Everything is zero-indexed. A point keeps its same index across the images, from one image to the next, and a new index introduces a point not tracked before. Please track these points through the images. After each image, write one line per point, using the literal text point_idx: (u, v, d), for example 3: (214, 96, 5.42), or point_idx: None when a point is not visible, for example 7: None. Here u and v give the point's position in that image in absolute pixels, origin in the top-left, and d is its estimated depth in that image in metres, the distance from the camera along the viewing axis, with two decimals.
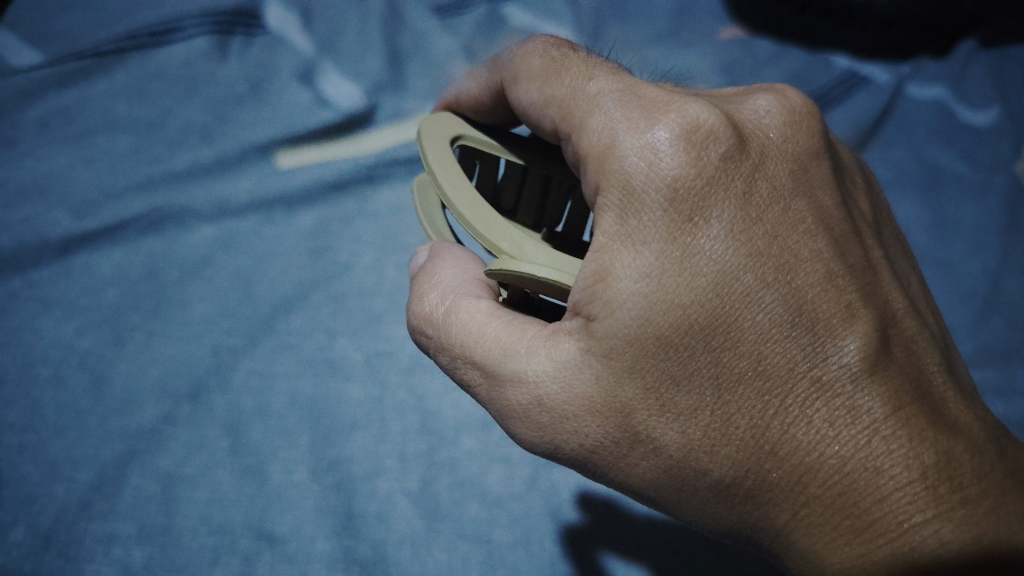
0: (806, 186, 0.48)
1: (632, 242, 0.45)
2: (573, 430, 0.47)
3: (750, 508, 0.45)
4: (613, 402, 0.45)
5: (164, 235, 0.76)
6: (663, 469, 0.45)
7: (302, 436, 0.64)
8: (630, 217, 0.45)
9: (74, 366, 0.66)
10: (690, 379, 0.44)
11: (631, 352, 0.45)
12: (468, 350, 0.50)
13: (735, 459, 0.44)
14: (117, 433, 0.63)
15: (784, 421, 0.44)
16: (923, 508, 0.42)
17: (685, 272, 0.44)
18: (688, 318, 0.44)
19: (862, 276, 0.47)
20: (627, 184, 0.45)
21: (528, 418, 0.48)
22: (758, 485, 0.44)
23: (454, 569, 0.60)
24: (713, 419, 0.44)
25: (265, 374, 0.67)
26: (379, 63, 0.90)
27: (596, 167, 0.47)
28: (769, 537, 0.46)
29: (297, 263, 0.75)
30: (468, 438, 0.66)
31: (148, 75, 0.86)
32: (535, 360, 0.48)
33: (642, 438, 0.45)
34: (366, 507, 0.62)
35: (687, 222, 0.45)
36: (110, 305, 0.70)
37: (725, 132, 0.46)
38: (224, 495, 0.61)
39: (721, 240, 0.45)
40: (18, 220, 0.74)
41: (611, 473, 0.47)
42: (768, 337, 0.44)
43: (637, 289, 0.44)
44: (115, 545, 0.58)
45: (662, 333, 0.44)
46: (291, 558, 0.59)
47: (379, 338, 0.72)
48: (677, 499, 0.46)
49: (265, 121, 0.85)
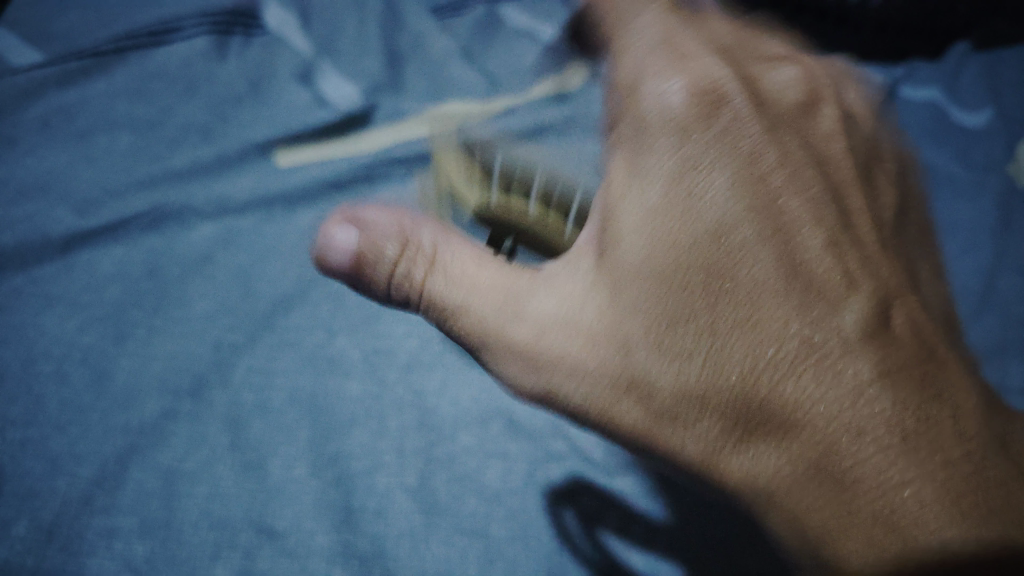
0: (813, 159, 0.52)
1: (642, 181, 0.47)
2: (569, 368, 0.48)
3: (740, 458, 0.46)
4: (615, 334, 0.47)
5: (165, 233, 0.77)
6: (658, 413, 0.47)
7: (301, 431, 0.65)
8: (639, 159, 0.48)
9: (76, 362, 0.67)
10: (688, 322, 0.46)
11: (635, 285, 0.47)
12: (459, 305, 0.50)
13: (727, 408, 0.45)
14: (119, 429, 0.64)
15: (775, 374, 0.45)
16: (905, 469, 0.42)
17: (689, 217, 0.47)
18: (691, 263, 0.46)
19: (860, 250, 0.50)
20: (641, 127, 0.49)
21: (519, 359, 0.49)
22: (747, 436, 0.45)
23: (452, 565, 0.60)
24: (709, 364, 0.46)
25: (265, 370, 0.68)
26: (377, 63, 0.91)
27: (623, 113, 0.51)
28: (756, 493, 0.46)
29: (296, 261, 0.76)
30: (465, 434, 0.66)
31: (149, 74, 0.87)
32: (540, 299, 0.49)
33: (637, 379, 0.47)
34: (364, 503, 0.62)
35: (695, 169, 0.48)
36: (112, 300, 0.71)
37: (737, 96, 0.51)
38: (225, 490, 0.61)
39: (725, 193, 0.48)
40: (20, 216, 0.75)
41: (599, 419, 0.48)
42: (762, 292, 0.46)
43: (642, 226, 0.47)
44: (118, 539, 0.59)
45: (666, 271, 0.46)
46: (291, 552, 0.59)
47: (377, 335, 0.72)
48: (671, 448, 0.47)
49: (265, 120, 0.86)
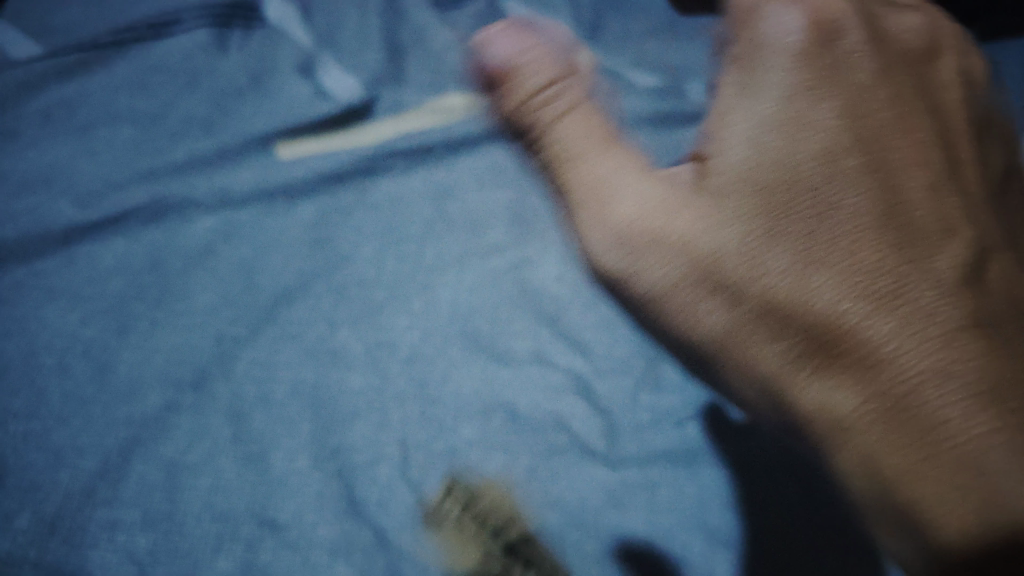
0: (931, 104, 0.51)
1: (744, 101, 0.48)
2: (655, 261, 0.48)
3: (819, 378, 0.45)
4: (704, 246, 0.47)
5: (166, 226, 0.77)
6: (734, 319, 0.47)
7: (303, 424, 0.65)
8: (748, 71, 0.49)
9: (77, 355, 0.68)
10: (784, 233, 0.46)
11: (733, 191, 0.47)
12: (567, 168, 0.52)
13: (812, 328, 0.45)
14: (120, 421, 0.64)
15: (863, 311, 0.44)
16: (977, 418, 0.41)
17: (795, 134, 0.47)
18: (797, 174, 0.46)
19: (972, 199, 0.49)
20: (762, 40, 0.49)
21: (607, 245, 0.50)
22: (828, 361, 0.45)
23: (455, 560, 0.59)
24: (800, 279, 0.45)
25: (266, 363, 0.68)
26: (378, 56, 0.91)
27: (739, 27, 0.50)
28: (827, 429, 0.45)
29: (298, 254, 0.76)
30: (466, 427, 0.66)
31: (149, 68, 0.87)
32: (626, 190, 0.50)
33: (722, 283, 0.47)
34: (366, 494, 0.62)
35: (806, 92, 0.47)
36: (114, 293, 0.72)
37: (857, 27, 0.50)
38: (227, 482, 0.62)
39: (834, 119, 0.47)
40: (22, 210, 0.75)
41: (681, 317, 0.49)
42: (858, 222, 0.45)
43: (744, 132, 0.47)
44: (120, 531, 0.59)
45: (766, 182, 0.46)
46: (294, 544, 0.59)
47: (379, 328, 0.72)
48: (736, 357, 0.48)
49: (266, 113, 0.86)
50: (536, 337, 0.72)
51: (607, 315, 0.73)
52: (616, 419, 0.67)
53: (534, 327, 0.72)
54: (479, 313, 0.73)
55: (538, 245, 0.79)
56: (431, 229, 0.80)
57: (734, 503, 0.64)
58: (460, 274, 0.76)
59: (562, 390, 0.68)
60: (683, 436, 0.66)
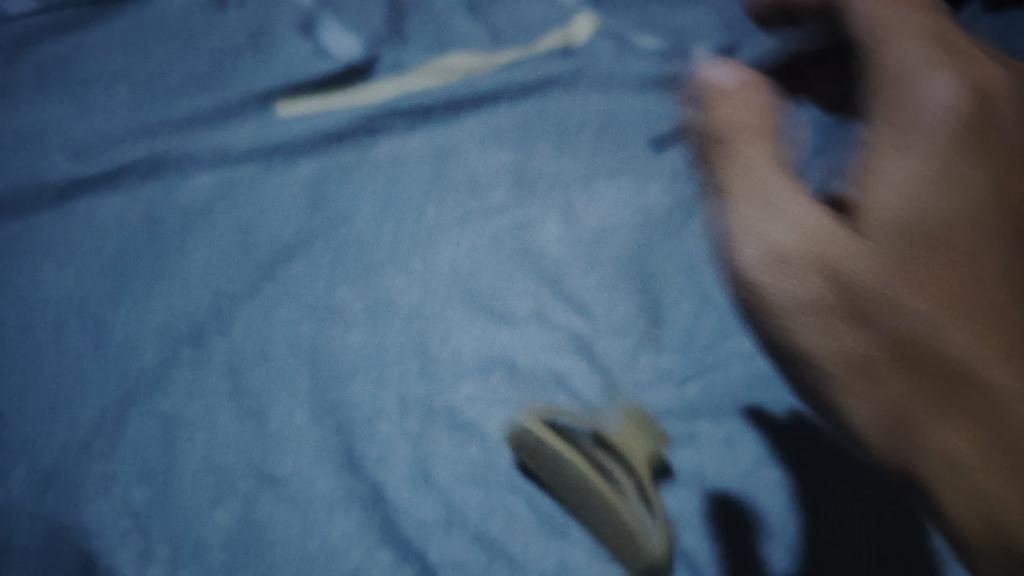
0: None
1: (898, 148, 0.59)
2: (799, 281, 0.58)
3: (949, 415, 0.55)
4: (854, 276, 0.58)
5: (164, 183, 0.76)
6: (880, 348, 0.57)
7: (302, 381, 0.64)
8: (909, 138, 0.59)
9: (73, 311, 0.67)
10: (932, 287, 0.57)
11: (895, 238, 0.58)
12: (744, 189, 0.62)
13: (961, 375, 0.55)
14: (117, 376, 0.63)
15: (998, 370, 0.55)
16: None
17: (950, 199, 0.58)
18: (943, 236, 0.57)
19: None
20: (915, 109, 0.60)
21: (760, 258, 0.61)
22: (962, 400, 0.55)
23: (454, 515, 0.59)
24: (956, 333, 0.56)
25: (264, 320, 0.67)
26: (380, 16, 0.90)
27: (888, 91, 0.61)
28: (948, 471, 0.55)
29: (296, 212, 0.76)
30: (466, 385, 0.65)
31: (147, 26, 0.85)
32: (777, 227, 0.60)
33: (868, 314, 0.57)
34: (366, 450, 0.61)
35: (950, 152, 0.59)
36: (111, 248, 0.71)
37: (992, 98, 0.62)
38: (224, 438, 0.61)
39: (974, 183, 0.59)
40: (17, 164, 0.75)
41: (811, 339, 0.58)
42: (1005, 284, 0.57)
43: (901, 200, 0.58)
44: (118, 484, 0.58)
45: (920, 237, 0.57)
46: (293, 497, 0.59)
47: (378, 287, 0.71)
48: (872, 392, 0.57)
49: (265, 70, 0.85)
50: (537, 296, 0.71)
51: (609, 276, 0.73)
52: (616, 377, 0.66)
53: (536, 287, 0.72)
54: (479, 272, 0.73)
55: (538, 206, 0.78)
56: (431, 189, 0.79)
57: (732, 464, 0.62)
58: (461, 233, 0.76)
59: (561, 348, 0.68)
60: (682, 396, 0.66)
